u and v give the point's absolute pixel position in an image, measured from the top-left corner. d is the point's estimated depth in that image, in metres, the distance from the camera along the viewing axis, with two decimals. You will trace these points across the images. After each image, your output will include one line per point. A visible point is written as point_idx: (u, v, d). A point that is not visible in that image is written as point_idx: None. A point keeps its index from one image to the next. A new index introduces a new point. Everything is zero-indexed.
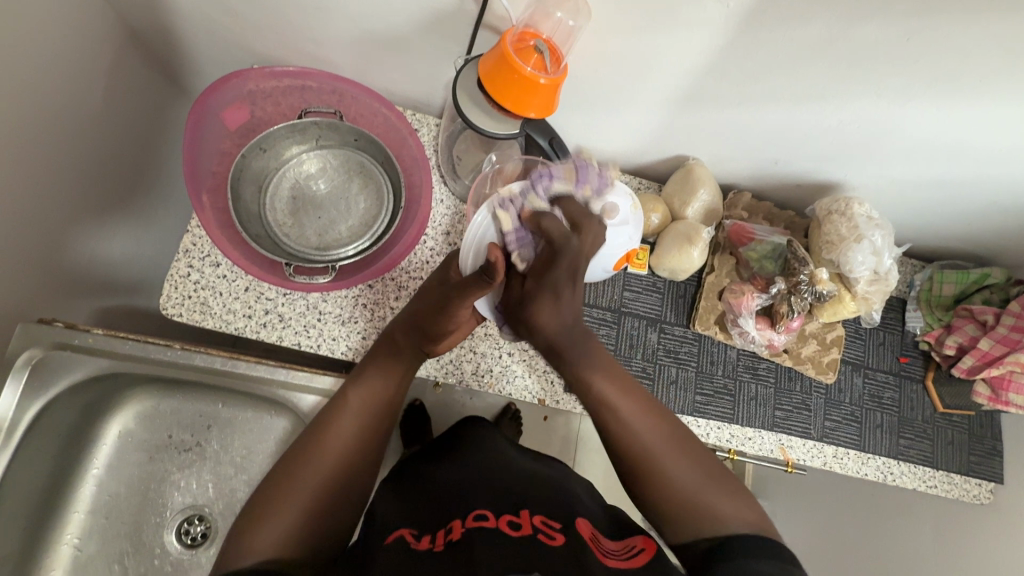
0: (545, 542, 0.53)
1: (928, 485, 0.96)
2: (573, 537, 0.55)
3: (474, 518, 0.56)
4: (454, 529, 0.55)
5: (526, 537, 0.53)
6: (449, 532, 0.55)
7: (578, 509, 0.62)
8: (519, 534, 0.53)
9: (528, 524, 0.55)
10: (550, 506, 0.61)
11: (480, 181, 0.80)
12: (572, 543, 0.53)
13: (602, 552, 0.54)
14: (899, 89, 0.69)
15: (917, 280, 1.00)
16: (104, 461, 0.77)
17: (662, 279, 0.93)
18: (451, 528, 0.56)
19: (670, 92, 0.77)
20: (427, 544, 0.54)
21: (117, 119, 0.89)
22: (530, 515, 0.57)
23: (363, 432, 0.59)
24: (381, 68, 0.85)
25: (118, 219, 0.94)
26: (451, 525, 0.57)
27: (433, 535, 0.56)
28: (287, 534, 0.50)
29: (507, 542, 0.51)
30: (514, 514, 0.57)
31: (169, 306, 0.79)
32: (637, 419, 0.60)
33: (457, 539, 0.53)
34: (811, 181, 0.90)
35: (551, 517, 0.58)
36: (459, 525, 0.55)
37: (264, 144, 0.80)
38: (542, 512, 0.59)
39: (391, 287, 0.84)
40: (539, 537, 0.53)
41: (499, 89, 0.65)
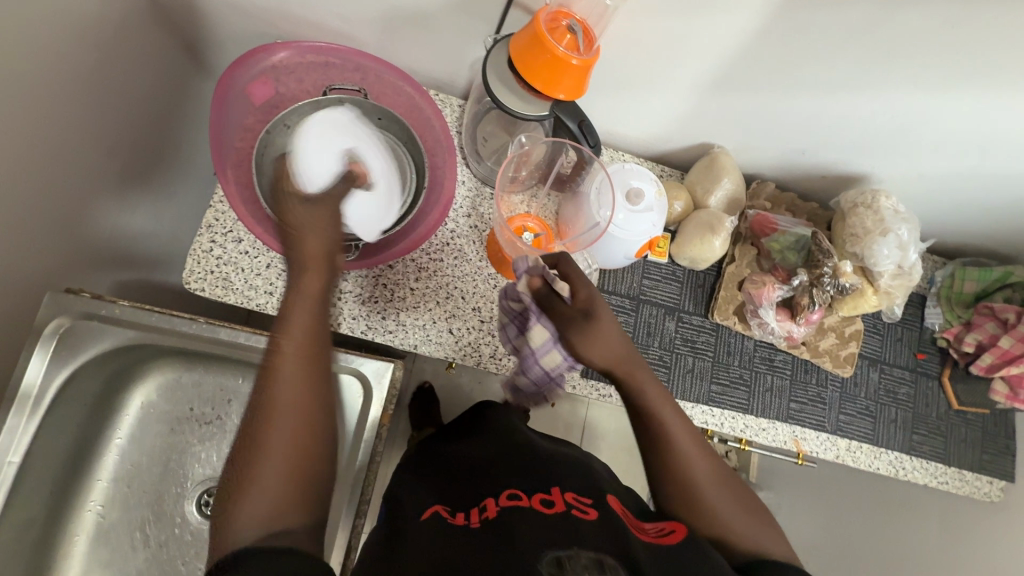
0: (580, 517, 0.53)
1: (939, 481, 0.96)
2: (607, 511, 0.56)
3: (507, 497, 0.58)
4: (488, 507, 0.57)
5: (562, 513, 0.54)
6: (484, 510, 0.57)
7: (606, 486, 0.63)
8: (553, 511, 0.54)
9: (560, 501, 0.56)
10: (580, 484, 0.62)
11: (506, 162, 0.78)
12: (606, 516, 0.55)
13: (638, 528, 0.55)
14: (936, 79, 0.68)
15: (938, 276, 0.99)
16: (127, 431, 0.78)
17: (682, 268, 0.92)
18: (484, 506, 0.58)
19: (701, 77, 0.76)
20: (464, 520, 0.56)
21: (140, 91, 0.89)
22: (562, 492, 0.59)
23: (310, 385, 0.55)
24: (407, 46, 0.84)
25: (139, 192, 0.95)
26: (484, 503, 0.58)
27: (468, 512, 0.57)
28: (278, 501, 0.49)
29: (543, 520, 0.53)
30: (545, 492, 0.58)
31: (191, 281, 0.79)
32: (687, 443, 0.61)
33: (492, 518, 0.55)
34: (837, 173, 0.90)
35: (582, 493, 0.59)
36: (493, 504, 0.57)
37: (288, 121, 0.80)
38: (573, 488, 0.60)
39: (411, 268, 0.85)
40: (573, 512, 0.54)
41: (530, 69, 0.64)
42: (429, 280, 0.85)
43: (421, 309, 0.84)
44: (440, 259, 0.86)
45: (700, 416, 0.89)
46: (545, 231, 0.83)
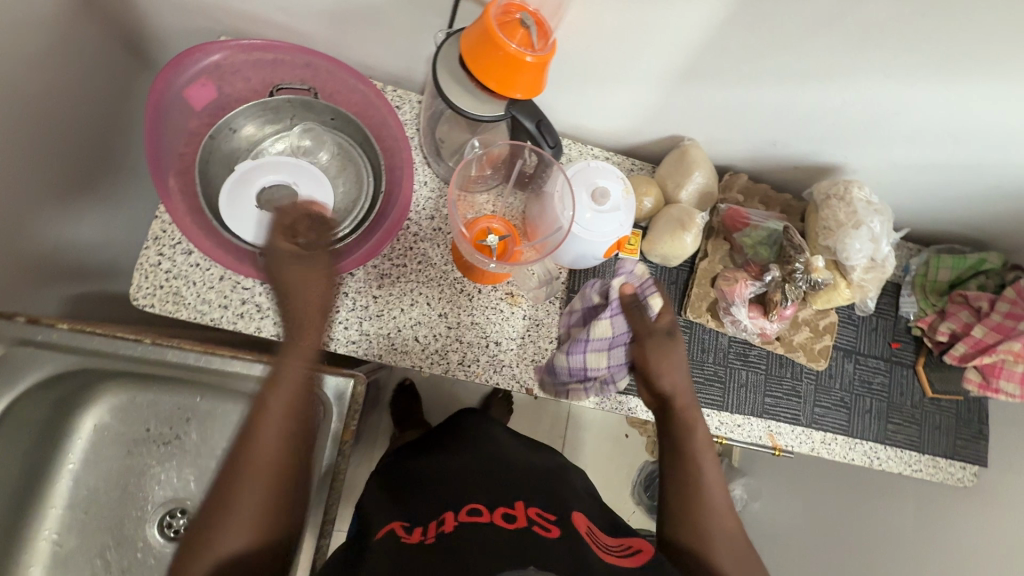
0: (540, 534, 0.53)
1: (913, 469, 0.96)
2: (569, 527, 0.56)
3: (468, 511, 0.57)
4: (446, 521, 0.55)
5: (521, 529, 0.53)
6: (440, 524, 0.55)
7: (575, 501, 0.63)
8: (514, 528, 0.53)
9: (522, 516, 0.56)
10: (546, 498, 0.61)
11: (463, 165, 0.75)
12: (569, 532, 0.54)
13: (598, 543, 0.55)
14: (907, 69, 0.66)
15: (913, 264, 0.98)
16: (80, 455, 0.75)
17: (654, 264, 0.90)
18: (443, 519, 0.56)
19: (666, 69, 0.72)
20: (419, 536, 0.54)
21: (78, 95, 0.83)
22: (526, 508, 0.58)
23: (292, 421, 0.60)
24: (358, 41, 0.80)
25: (85, 201, 0.90)
26: (444, 517, 0.57)
27: (425, 527, 0.56)
28: (250, 531, 0.55)
29: (503, 536, 0.52)
30: (508, 508, 0.58)
31: (140, 297, 0.76)
32: (712, 487, 0.69)
33: (449, 531, 0.53)
34: (809, 163, 0.87)
35: (546, 510, 0.59)
36: (452, 518, 0.55)
37: (233, 125, 0.76)
38: (537, 504, 0.59)
39: (372, 275, 0.81)
40: (534, 528, 0.54)
41: (482, 67, 0.61)
42: (392, 288, 0.82)
43: (385, 317, 0.81)
44: (403, 265, 0.82)
45: None
46: (512, 232, 0.77)
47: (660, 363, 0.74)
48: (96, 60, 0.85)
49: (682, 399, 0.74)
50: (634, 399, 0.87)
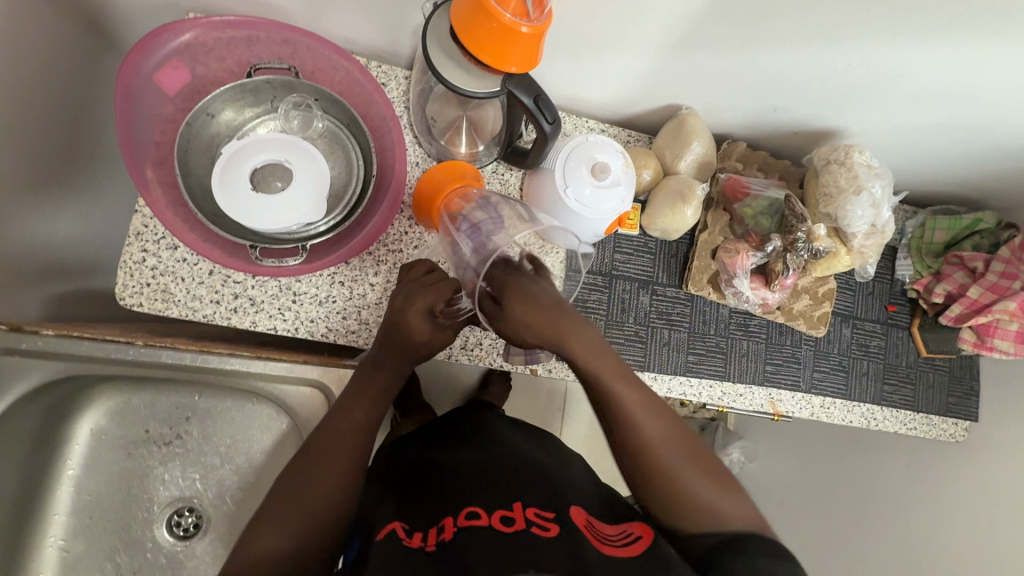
0: (539, 533, 0.54)
1: (907, 427, 0.99)
2: (568, 523, 0.56)
3: (466, 515, 0.57)
4: (445, 528, 0.56)
5: (520, 532, 0.54)
6: (440, 531, 0.56)
7: (572, 495, 0.63)
8: (511, 531, 0.54)
9: (520, 517, 0.56)
10: (544, 494, 0.61)
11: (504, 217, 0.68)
12: (566, 530, 0.55)
13: (598, 535, 0.56)
14: (915, 29, 0.64)
15: (909, 227, 0.98)
16: (79, 461, 0.73)
17: (654, 239, 0.89)
18: (443, 526, 0.57)
19: (665, 35, 0.69)
20: (420, 542, 0.55)
21: (40, 84, 0.78)
22: (523, 507, 0.58)
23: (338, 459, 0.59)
24: (339, 14, 0.75)
25: (59, 198, 0.85)
26: (444, 522, 0.57)
27: (425, 532, 0.57)
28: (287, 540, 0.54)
29: (499, 541, 0.53)
30: (506, 509, 0.58)
31: (127, 296, 0.73)
32: (637, 414, 0.56)
33: (448, 539, 0.54)
34: (809, 128, 0.85)
35: (545, 507, 0.59)
36: (451, 524, 0.56)
37: (211, 110, 0.72)
38: (534, 502, 0.59)
39: (368, 262, 0.79)
40: (532, 528, 0.54)
41: (475, 42, 0.57)
42: (388, 275, 0.79)
43: (383, 305, 0.79)
44: (399, 251, 0.80)
45: (678, 387, 0.89)
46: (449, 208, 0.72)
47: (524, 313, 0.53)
48: (54, 42, 0.78)
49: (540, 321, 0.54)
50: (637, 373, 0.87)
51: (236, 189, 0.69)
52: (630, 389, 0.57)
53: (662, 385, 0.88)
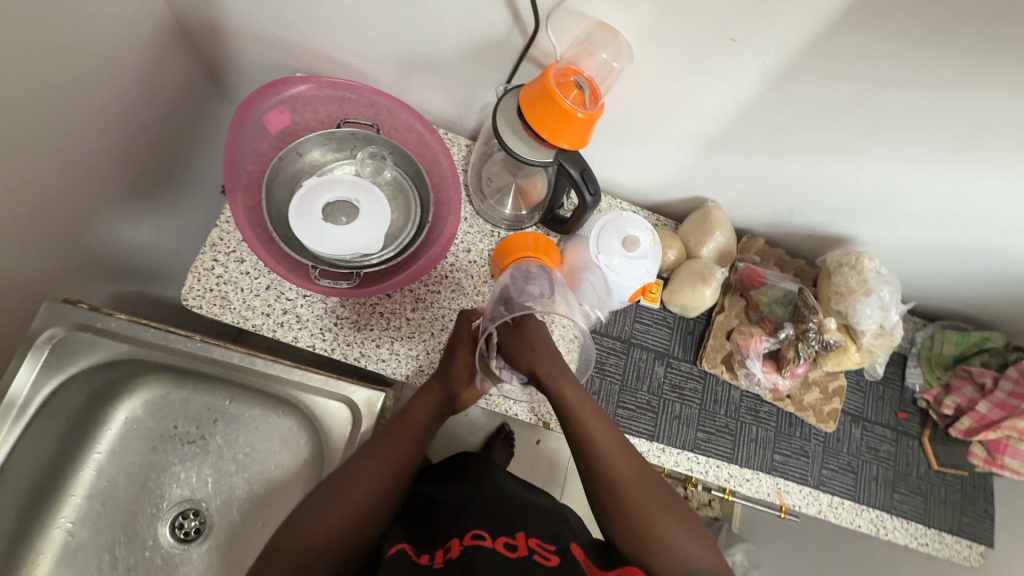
0: (542, 563, 0.54)
1: (919, 543, 0.96)
2: (569, 556, 0.57)
3: (472, 536, 0.57)
4: (453, 547, 0.56)
5: (524, 559, 0.54)
6: (448, 549, 0.56)
7: (568, 531, 0.64)
8: (517, 556, 0.54)
9: (523, 546, 0.56)
10: (545, 529, 0.62)
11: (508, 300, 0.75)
12: (567, 561, 0.55)
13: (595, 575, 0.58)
14: (917, 154, 0.73)
15: (918, 337, 1.02)
16: (107, 446, 0.77)
17: (673, 314, 0.95)
18: (449, 546, 0.57)
19: (697, 138, 0.80)
20: (427, 560, 0.55)
21: (159, 113, 0.92)
22: (527, 537, 0.58)
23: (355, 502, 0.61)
24: (420, 87, 0.88)
25: (146, 208, 0.96)
26: (450, 542, 0.57)
27: (433, 552, 0.56)
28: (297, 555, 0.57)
29: (506, 562, 0.53)
30: (510, 535, 0.58)
31: (190, 297, 0.80)
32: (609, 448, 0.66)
33: (456, 555, 0.54)
34: (823, 233, 0.94)
35: (545, 539, 0.59)
36: (458, 542, 0.56)
37: (301, 150, 0.83)
38: (536, 534, 0.60)
39: (408, 298, 0.86)
40: (535, 558, 0.54)
41: (537, 119, 0.68)
42: (424, 312, 0.86)
43: (415, 339, 0.84)
44: (437, 292, 0.87)
45: (685, 463, 0.90)
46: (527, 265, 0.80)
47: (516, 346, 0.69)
48: (177, 81, 0.93)
49: (547, 366, 0.68)
50: (646, 442, 0.88)
51: (309, 217, 0.78)
52: (605, 431, 0.67)
53: (670, 458, 0.89)
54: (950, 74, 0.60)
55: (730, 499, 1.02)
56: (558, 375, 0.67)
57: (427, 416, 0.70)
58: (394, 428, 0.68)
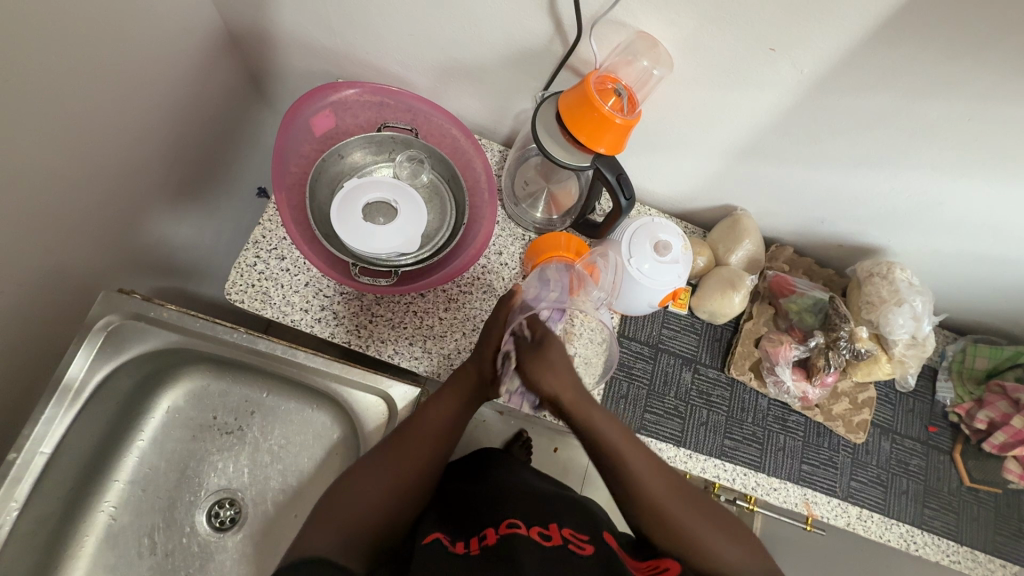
0: (577, 552, 0.54)
1: (951, 560, 0.94)
2: (603, 547, 0.57)
3: (507, 525, 0.58)
4: (488, 535, 0.57)
5: (558, 548, 0.54)
6: (484, 538, 0.57)
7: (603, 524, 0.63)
8: (551, 544, 0.54)
9: (558, 535, 0.56)
10: (578, 519, 0.62)
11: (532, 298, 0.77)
12: (602, 553, 0.55)
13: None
14: (952, 164, 0.73)
15: (949, 351, 1.02)
16: (150, 434, 0.80)
17: (701, 320, 0.96)
18: (484, 535, 0.58)
19: (731, 146, 0.81)
20: (463, 548, 0.56)
21: (206, 115, 0.96)
22: (560, 527, 0.59)
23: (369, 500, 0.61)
24: (458, 94, 0.91)
25: (188, 206, 1.00)
26: (485, 532, 0.58)
27: (468, 540, 0.57)
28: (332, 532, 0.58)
29: (541, 551, 0.53)
30: (543, 526, 0.58)
31: (233, 292, 0.83)
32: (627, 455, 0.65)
33: (491, 543, 0.55)
34: (854, 243, 0.94)
35: (579, 530, 0.59)
36: (493, 532, 0.57)
37: (343, 152, 0.86)
38: (571, 525, 0.60)
39: (441, 298, 0.88)
40: (569, 546, 0.55)
41: (575, 124, 0.70)
42: (456, 312, 0.87)
43: (448, 338, 0.86)
44: (470, 292, 0.89)
45: (712, 470, 0.90)
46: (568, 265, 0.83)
47: (536, 367, 0.66)
48: (223, 86, 0.97)
49: (570, 396, 0.66)
50: (673, 447, 0.88)
51: (351, 216, 0.81)
52: (623, 439, 0.66)
53: (696, 464, 0.89)
54: (987, 84, 0.61)
55: (755, 509, 1.02)
56: (582, 406, 0.66)
57: (452, 411, 0.70)
58: (414, 433, 0.67)
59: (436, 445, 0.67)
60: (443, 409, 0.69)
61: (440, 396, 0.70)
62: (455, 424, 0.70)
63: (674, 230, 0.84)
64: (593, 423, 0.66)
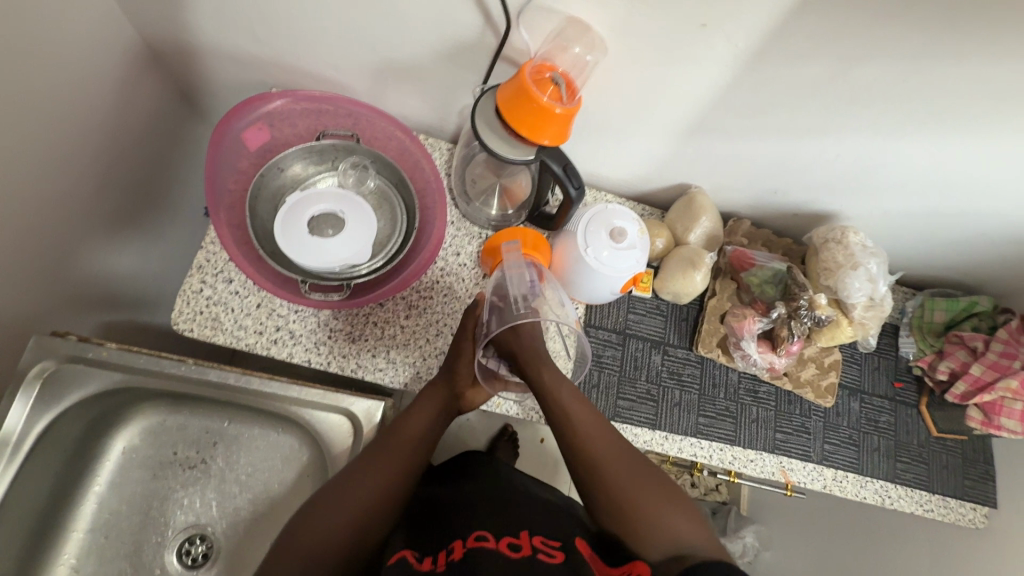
0: (546, 561, 0.55)
1: (925, 509, 0.97)
2: (573, 551, 0.58)
3: (475, 538, 0.58)
4: (454, 549, 0.57)
5: (528, 559, 0.55)
6: (450, 552, 0.57)
7: (576, 529, 0.64)
8: (520, 556, 0.55)
9: (527, 545, 0.57)
10: (548, 525, 0.62)
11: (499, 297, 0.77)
12: (572, 558, 0.56)
13: (602, 569, 0.57)
14: (892, 125, 0.74)
15: (909, 307, 1.04)
16: (107, 478, 0.76)
17: (666, 301, 0.96)
18: (450, 548, 0.57)
19: (677, 125, 0.80)
20: (430, 565, 0.56)
21: (135, 138, 0.91)
22: (530, 535, 0.59)
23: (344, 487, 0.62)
24: (397, 94, 0.88)
25: (128, 235, 0.95)
26: (452, 545, 0.58)
27: (435, 555, 0.57)
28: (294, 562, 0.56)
29: (511, 564, 0.54)
30: (513, 536, 0.59)
31: (180, 321, 0.79)
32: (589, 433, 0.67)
33: (457, 558, 0.55)
34: (808, 210, 0.95)
35: (549, 536, 0.60)
36: (460, 546, 0.57)
37: (282, 165, 0.83)
38: (541, 532, 0.61)
39: (401, 305, 0.85)
40: (539, 555, 0.56)
41: (515, 117, 0.68)
42: (418, 319, 0.85)
43: (413, 346, 0.84)
44: (430, 297, 0.87)
45: (689, 448, 0.90)
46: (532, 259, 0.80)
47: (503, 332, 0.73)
48: (150, 105, 0.93)
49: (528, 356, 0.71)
50: (648, 431, 0.89)
51: (295, 232, 0.78)
52: (584, 411, 0.68)
53: (673, 445, 0.90)
54: (915, 45, 0.61)
55: (736, 480, 1.03)
56: (538, 365, 0.70)
57: (427, 421, 0.69)
58: (393, 436, 0.67)
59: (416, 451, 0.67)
60: (419, 418, 0.69)
61: (416, 406, 0.70)
62: (437, 425, 0.70)
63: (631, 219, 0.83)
64: (549, 390, 0.69)
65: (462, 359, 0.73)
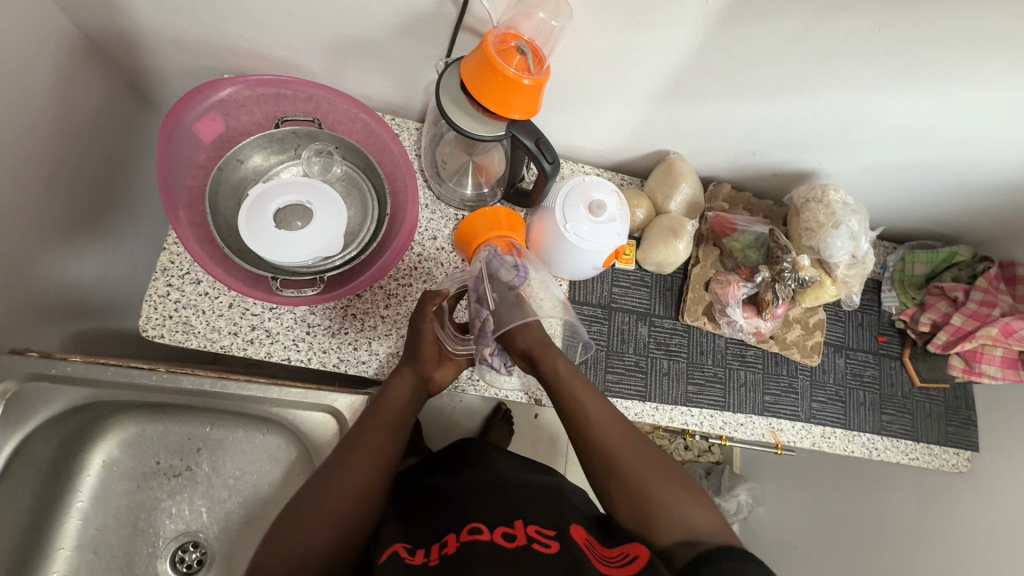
0: (541, 551, 0.54)
1: (910, 458, 0.99)
2: (568, 540, 0.57)
3: (469, 531, 0.57)
4: (449, 543, 0.56)
5: (524, 549, 0.54)
6: (444, 546, 0.56)
7: (572, 514, 0.64)
8: (515, 546, 0.54)
9: (522, 534, 0.56)
10: (544, 512, 0.62)
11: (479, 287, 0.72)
12: (567, 546, 0.55)
13: (597, 555, 0.57)
14: (871, 79, 0.72)
15: (890, 261, 1.04)
16: (90, 492, 0.74)
17: (650, 273, 0.94)
18: (445, 542, 0.57)
19: (651, 90, 0.78)
20: (422, 558, 0.55)
21: (83, 137, 0.85)
22: (525, 524, 0.58)
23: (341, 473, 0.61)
24: (358, 74, 0.84)
25: (87, 239, 0.91)
26: (446, 538, 0.57)
27: (428, 549, 0.56)
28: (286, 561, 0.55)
29: (506, 556, 0.53)
30: (508, 525, 0.58)
31: (150, 327, 0.76)
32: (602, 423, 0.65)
33: (451, 552, 0.54)
34: (788, 170, 0.93)
35: (545, 524, 0.59)
36: (454, 539, 0.56)
37: (241, 157, 0.79)
38: (535, 519, 0.60)
39: (380, 295, 0.83)
40: (534, 546, 0.55)
41: (482, 91, 0.64)
42: (399, 307, 0.83)
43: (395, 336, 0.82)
44: (409, 284, 0.84)
45: (680, 417, 0.90)
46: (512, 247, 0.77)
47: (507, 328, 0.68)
48: (95, 100, 0.87)
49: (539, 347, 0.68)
50: (638, 404, 0.89)
51: (260, 227, 0.74)
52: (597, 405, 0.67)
53: (664, 415, 0.90)
54: None
55: (728, 444, 1.04)
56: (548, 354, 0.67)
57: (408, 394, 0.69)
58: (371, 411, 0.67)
59: (398, 426, 0.67)
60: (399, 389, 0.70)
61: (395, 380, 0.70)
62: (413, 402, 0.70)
63: (604, 185, 0.82)
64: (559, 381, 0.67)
65: (426, 342, 0.71)
